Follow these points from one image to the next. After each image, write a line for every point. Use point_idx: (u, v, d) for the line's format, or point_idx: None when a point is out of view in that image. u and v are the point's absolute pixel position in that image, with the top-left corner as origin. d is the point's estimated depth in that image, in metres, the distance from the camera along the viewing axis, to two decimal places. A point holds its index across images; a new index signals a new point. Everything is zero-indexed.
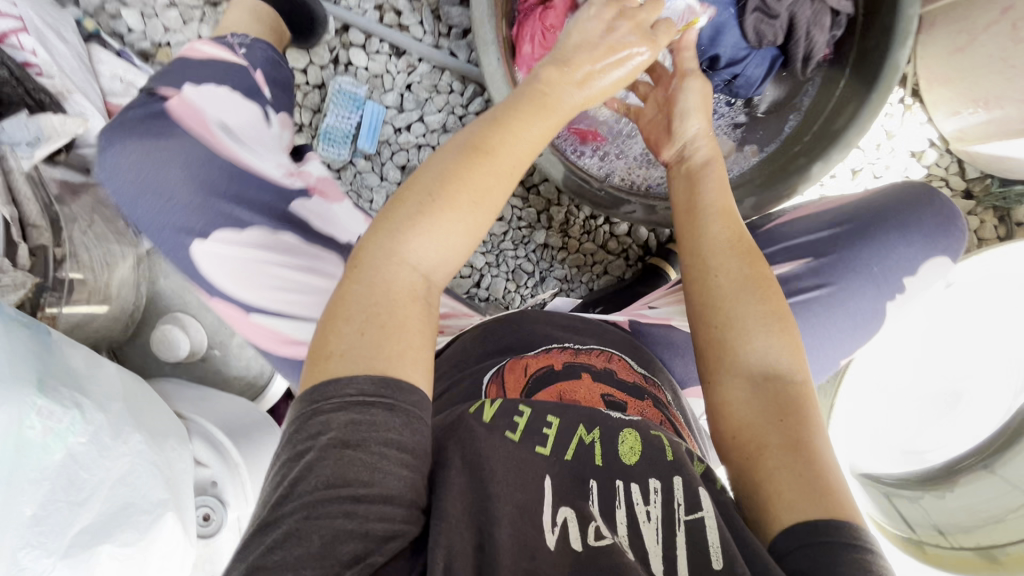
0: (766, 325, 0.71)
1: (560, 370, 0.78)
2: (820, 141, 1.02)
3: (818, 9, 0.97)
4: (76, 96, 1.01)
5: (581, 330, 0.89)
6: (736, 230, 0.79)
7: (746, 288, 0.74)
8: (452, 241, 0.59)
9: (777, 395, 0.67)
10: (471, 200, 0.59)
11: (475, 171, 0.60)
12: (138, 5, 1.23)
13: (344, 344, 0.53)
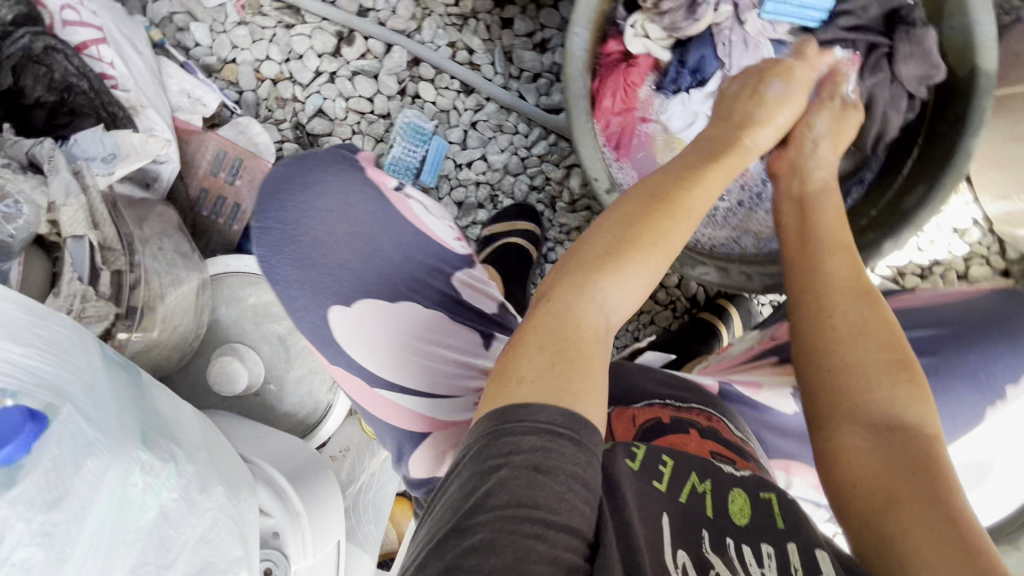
0: (892, 377, 0.67)
1: (668, 424, 0.76)
2: (888, 218, 1.04)
3: (896, 92, 1.00)
4: (149, 111, 0.99)
5: (677, 386, 0.88)
6: (854, 268, 0.76)
7: (866, 331, 0.70)
8: (632, 286, 0.59)
9: (907, 446, 0.62)
10: (652, 243, 0.60)
11: (657, 214, 0.62)
12: (208, 20, 1.21)
13: (525, 377, 0.52)
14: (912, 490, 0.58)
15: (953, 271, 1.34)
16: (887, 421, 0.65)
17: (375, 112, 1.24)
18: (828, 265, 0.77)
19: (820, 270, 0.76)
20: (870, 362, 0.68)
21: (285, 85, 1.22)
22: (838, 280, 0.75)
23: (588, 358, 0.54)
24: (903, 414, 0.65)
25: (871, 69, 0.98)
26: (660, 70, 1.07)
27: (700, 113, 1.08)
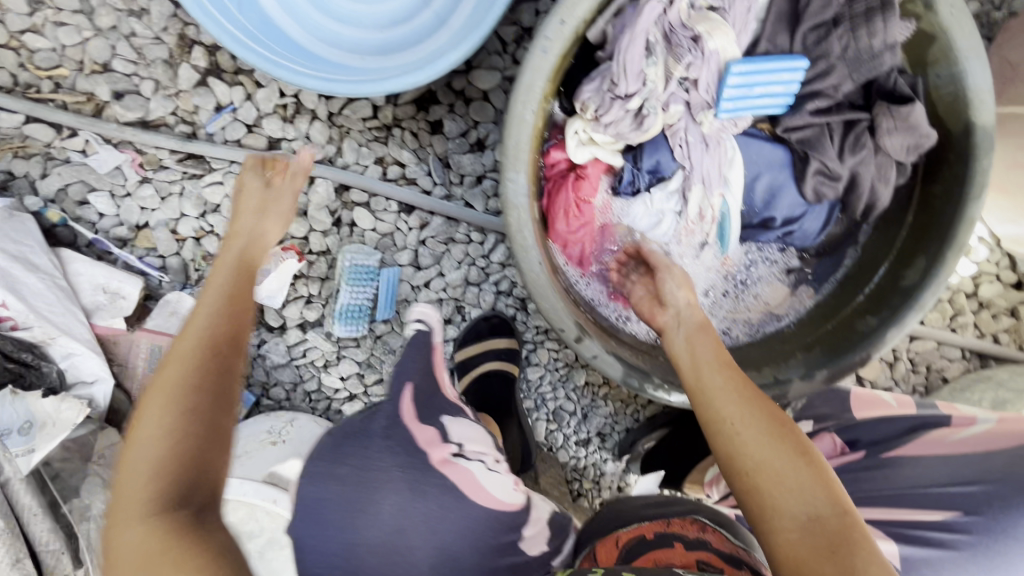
0: (792, 463, 0.65)
1: (652, 540, 0.69)
2: (886, 297, 0.93)
3: (883, 163, 0.87)
4: (62, 340, 0.90)
5: (669, 504, 0.81)
6: (735, 375, 0.75)
7: (763, 436, 0.67)
8: (136, 433, 0.62)
9: (828, 535, 0.60)
10: (160, 397, 0.64)
11: (161, 385, 0.65)
12: (107, 187, 1.08)
13: (142, 533, 0.57)
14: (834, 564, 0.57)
15: (962, 293, 1.25)
16: (806, 508, 0.62)
17: (313, 251, 1.13)
18: (708, 375, 0.75)
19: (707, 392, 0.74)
20: (774, 455, 0.66)
21: (208, 241, 1.11)
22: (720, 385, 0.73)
23: (186, 485, 0.60)
24: (814, 497, 0.63)
25: (853, 146, 0.84)
26: (613, 172, 0.95)
27: (667, 211, 0.95)
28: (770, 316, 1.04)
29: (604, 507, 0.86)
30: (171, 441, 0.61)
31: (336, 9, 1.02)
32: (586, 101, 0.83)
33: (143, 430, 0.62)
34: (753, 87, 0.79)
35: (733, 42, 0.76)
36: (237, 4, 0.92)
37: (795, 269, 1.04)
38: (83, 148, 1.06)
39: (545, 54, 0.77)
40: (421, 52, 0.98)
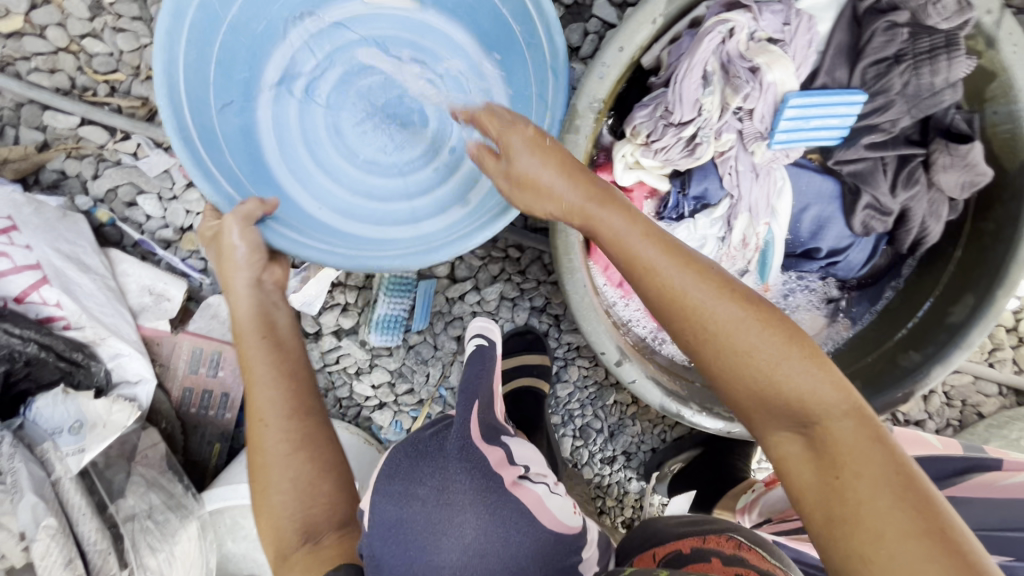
0: (786, 354, 0.55)
1: (689, 555, 0.70)
2: (931, 333, 0.92)
3: (936, 199, 0.86)
4: (111, 340, 0.92)
5: (706, 524, 0.81)
6: (712, 280, 0.59)
7: (756, 337, 0.55)
8: (284, 484, 0.66)
9: (832, 429, 0.52)
10: (261, 465, 0.67)
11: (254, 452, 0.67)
12: (155, 189, 1.10)
13: (289, 539, 0.65)
14: (893, 500, 0.47)
15: (1002, 327, 1.23)
16: (840, 427, 0.51)
17: None
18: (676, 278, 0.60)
19: (678, 310, 0.59)
20: (763, 353, 0.55)
21: None
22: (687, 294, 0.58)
23: (308, 507, 0.66)
24: (826, 403, 0.53)
25: (906, 181, 0.83)
26: (658, 196, 0.94)
27: (710, 237, 0.95)
28: None
29: (639, 527, 0.87)
30: (311, 458, 0.67)
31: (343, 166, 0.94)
32: (637, 127, 0.84)
33: (272, 451, 0.66)
34: (810, 120, 0.79)
35: (791, 75, 0.76)
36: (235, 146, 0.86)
37: (836, 298, 1.04)
38: (135, 151, 1.09)
39: (602, 80, 0.78)
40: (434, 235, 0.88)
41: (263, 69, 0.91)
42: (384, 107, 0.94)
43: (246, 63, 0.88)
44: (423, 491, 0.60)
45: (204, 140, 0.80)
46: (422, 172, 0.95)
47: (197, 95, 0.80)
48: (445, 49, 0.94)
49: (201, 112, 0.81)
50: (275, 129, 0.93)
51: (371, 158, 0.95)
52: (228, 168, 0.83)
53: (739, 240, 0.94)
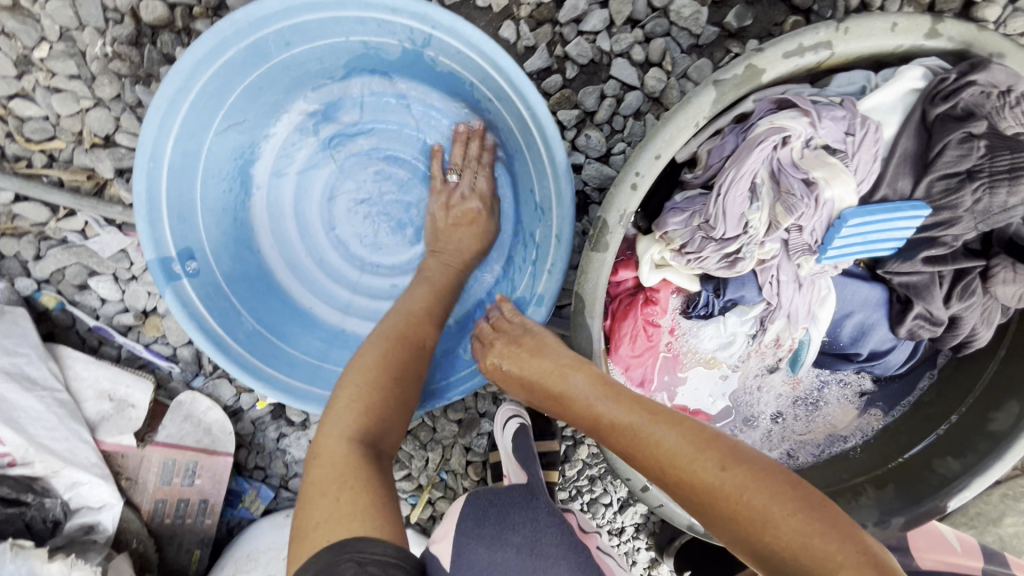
0: (761, 488, 0.57)
1: None
2: (969, 439, 0.86)
3: (991, 307, 0.78)
4: (66, 471, 0.81)
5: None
6: (679, 428, 0.63)
7: (727, 474, 0.58)
8: (359, 401, 0.65)
9: (817, 553, 0.53)
10: (357, 376, 0.67)
11: (361, 369, 0.69)
12: (110, 270, 0.96)
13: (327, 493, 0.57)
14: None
15: None
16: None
17: None
18: (658, 436, 0.63)
19: (649, 460, 0.63)
20: (732, 489, 0.58)
21: None
22: (669, 454, 0.62)
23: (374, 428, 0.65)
24: (830, 557, 0.52)
25: (964, 293, 0.75)
26: (686, 293, 0.85)
27: (739, 335, 0.86)
28: (832, 436, 0.98)
29: None
30: (391, 381, 0.68)
31: (329, 256, 0.97)
32: (670, 232, 0.75)
33: (355, 367, 0.69)
34: (867, 235, 0.69)
35: (851, 190, 0.66)
36: (215, 221, 0.86)
37: (869, 391, 0.97)
38: (83, 229, 0.94)
39: (633, 191, 0.67)
40: None
41: (271, 118, 0.89)
42: (369, 205, 0.96)
43: (260, 117, 0.87)
44: (514, 533, 0.66)
45: (176, 171, 0.78)
46: (375, 281, 0.97)
47: (191, 133, 0.77)
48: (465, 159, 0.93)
49: (186, 149, 0.78)
50: (260, 181, 0.92)
51: (329, 251, 0.97)
52: (183, 202, 0.80)
53: (772, 341, 0.86)
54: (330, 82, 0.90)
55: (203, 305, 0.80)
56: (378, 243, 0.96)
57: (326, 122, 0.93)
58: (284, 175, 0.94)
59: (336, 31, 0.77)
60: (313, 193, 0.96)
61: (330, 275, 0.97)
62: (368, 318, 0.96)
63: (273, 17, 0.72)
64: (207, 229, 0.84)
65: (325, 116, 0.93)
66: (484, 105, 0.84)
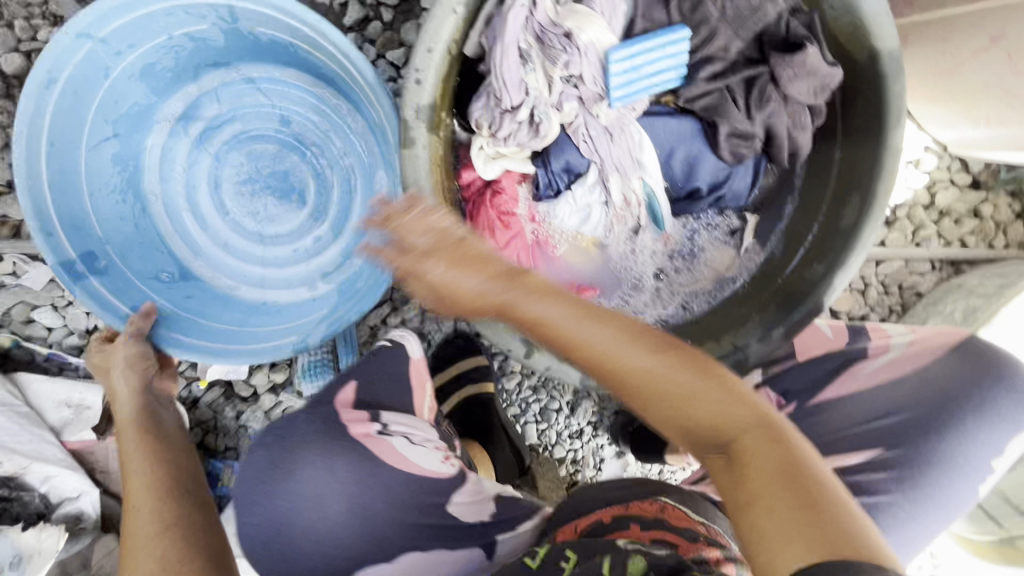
0: (653, 357, 0.59)
1: (609, 523, 0.80)
2: (829, 242, 0.92)
3: (796, 110, 0.84)
4: (35, 468, 0.92)
5: (641, 489, 0.92)
6: (568, 303, 0.65)
7: (619, 341, 0.60)
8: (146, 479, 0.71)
9: (713, 413, 0.56)
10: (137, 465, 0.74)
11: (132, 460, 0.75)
12: (47, 301, 1.08)
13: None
14: (787, 500, 0.49)
15: (918, 206, 1.22)
16: (730, 446, 0.55)
17: None
18: (548, 308, 0.65)
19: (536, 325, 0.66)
20: (624, 356, 0.59)
21: None
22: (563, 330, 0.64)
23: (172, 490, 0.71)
24: (723, 417, 0.55)
25: (762, 100, 0.81)
26: (530, 178, 0.93)
27: (593, 204, 0.93)
28: (721, 280, 1.03)
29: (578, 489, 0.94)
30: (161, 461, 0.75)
31: (235, 240, 1.04)
32: (478, 120, 0.81)
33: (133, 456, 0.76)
34: (639, 68, 0.79)
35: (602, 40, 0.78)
36: (116, 225, 0.95)
37: (740, 229, 1.03)
38: (13, 270, 1.05)
39: (420, 86, 0.75)
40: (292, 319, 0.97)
41: (142, 130, 0.98)
42: (252, 186, 1.03)
43: (128, 126, 0.96)
44: (314, 474, 0.78)
45: (58, 186, 0.86)
46: (279, 251, 1.04)
47: (61, 147, 0.86)
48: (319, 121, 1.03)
49: (62, 165, 0.87)
50: (150, 186, 1.00)
51: (230, 235, 1.04)
52: (74, 215, 0.88)
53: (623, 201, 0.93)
54: (179, 86, 0.99)
55: (114, 297, 0.89)
56: (271, 214, 1.04)
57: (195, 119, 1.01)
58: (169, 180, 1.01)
59: (156, 30, 0.88)
60: (201, 186, 1.03)
61: (238, 257, 1.04)
62: (286, 286, 1.04)
63: (95, 27, 0.82)
64: (106, 233, 0.93)
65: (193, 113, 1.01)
66: (313, 63, 0.94)
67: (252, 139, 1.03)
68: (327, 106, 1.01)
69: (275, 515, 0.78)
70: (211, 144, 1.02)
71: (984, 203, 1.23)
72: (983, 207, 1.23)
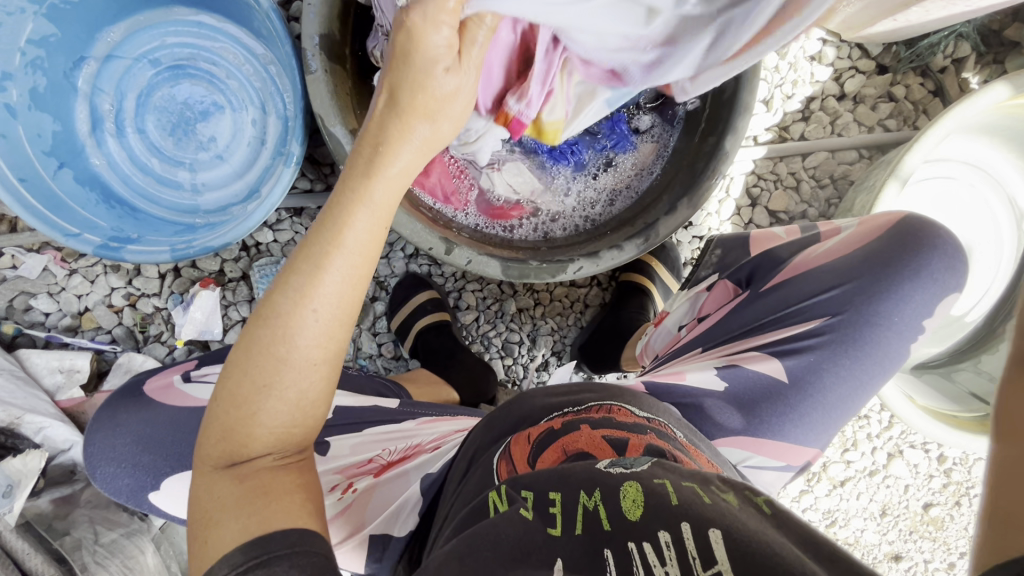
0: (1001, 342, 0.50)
1: (560, 430, 0.75)
2: (719, 113, 0.97)
3: None
4: (29, 417, 1.01)
5: (577, 391, 0.87)
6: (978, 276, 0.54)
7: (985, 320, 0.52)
8: (263, 404, 0.58)
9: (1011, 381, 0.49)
10: (260, 387, 0.57)
11: (263, 350, 0.57)
12: (43, 288, 1.21)
13: (281, 371, 0.57)
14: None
15: (830, 97, 1.28)
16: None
17: (230, 278, 1.23)
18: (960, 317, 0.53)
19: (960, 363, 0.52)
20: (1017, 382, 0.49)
21: (141, 302, 1.22)
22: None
23: (275, 427, 0.59)
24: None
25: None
26: None
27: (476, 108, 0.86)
28: (642, 172, 1.10)
29: (504, 404, 0.88)
30: (281, 387, 0.57)
31: (177, 175, 1.16)
32: (375, 53, 0.95)
33: (264, 355, 0.57)
34: None
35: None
36: (51, 209, 1.00)
37: (649, 125, 1.09)
38: (12, 263, 1.20)
39: (314, 18, 0.88)
40: (257, 197, 1.12)
41: (44, 126, 1.05)
42: (184, 123, 1.15)
43: (66, 153, 1.09)
44: (126, 414, 0.88)
45: (44, 203, 0.99)
46: (182, 126, 1.15)
47: (13, 160, 0.98)
48: (187, 44, 1.14)
49: (43, 193, 1.01)
50: (50, 181, 1.03)
51: (179, 174, 1.16)
52: (79, 222, 1.02)
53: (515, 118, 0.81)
54: (69, 77, 1.09)
55: (97, 228, 1.04)
56: (198, 142, 1.16)
57: (100, 93, 1.13)
58: (124, 155, 1.15)
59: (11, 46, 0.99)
60: (143, 156, 1.15)
61: (148, 144, 1.15)
62: (208, 159, 1.16)
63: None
64: (90, 213, 1.06)
65: (98, 88, 1.12)
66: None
67: (150, 93, 1.14)
68: (191, 26, 1.14)
69: (132, 434, 0.86)
70: (168, 110, 1.15)
71: (895, 85, 1.28)
72: (895, 89, 1.29)
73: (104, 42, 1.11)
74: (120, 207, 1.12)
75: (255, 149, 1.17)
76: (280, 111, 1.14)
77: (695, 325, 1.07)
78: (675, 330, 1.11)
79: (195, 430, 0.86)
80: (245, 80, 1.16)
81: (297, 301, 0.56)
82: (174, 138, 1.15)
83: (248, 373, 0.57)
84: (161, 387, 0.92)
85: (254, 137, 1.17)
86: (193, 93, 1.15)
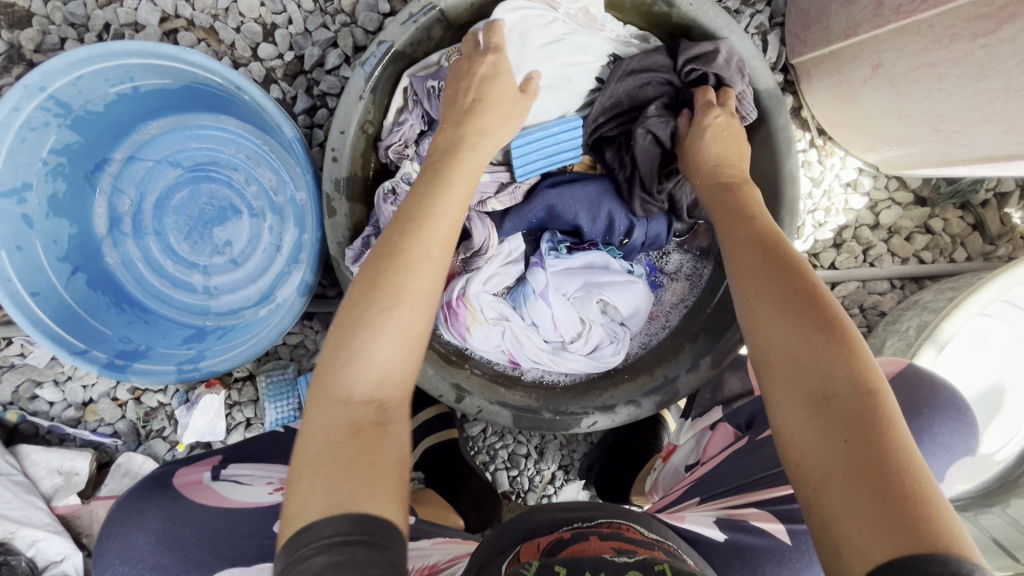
0: (784, 299, 0.61)
1: (568, 539, 0.69)
2: None
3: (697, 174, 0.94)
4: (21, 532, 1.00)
5: (587, 507, 0.81)
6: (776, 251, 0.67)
7: (789, 291, 0.62)
8: (396, 341, 0.59)
9: (833, 404, 0.54)
10: (357, 337, 0.58)
11: (357, 306, 0.60)
12: (50, 377, 1.20)
13: (393, 319, 0.59)
14: (860, 494, 0.49)
15: (863, 226, 1.23)
16: (802, 439, 0.54)
17: (236, 378, 1.20)
18: (758, 272, 0.65)
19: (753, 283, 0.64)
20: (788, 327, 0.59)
21: (145, 397, 1.20)
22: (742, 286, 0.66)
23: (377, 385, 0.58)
24: (828, 384, 0.55)
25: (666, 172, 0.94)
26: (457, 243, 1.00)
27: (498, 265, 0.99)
28: (673, 307, 1.05)
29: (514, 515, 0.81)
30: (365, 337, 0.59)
31: (193, 277, 1.15)
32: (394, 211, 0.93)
33: (353, 307, 0.60)
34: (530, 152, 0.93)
35: None
36: (63, 323, 0.99)
37: (677, 261, 1.07)
38: (21, 351, 1.19)
39: (335, 161, 0.87)
40: (270, 309, 1.10)
41: (60, 231, 1.04)
42: (201, 227, 1.14)
43: (81, 255, 1.07)
44: (153, 509, 0.77)
45: (55, 318, 0.98)
46: (201, 229, 1.14)
47: (28, 274, 0.97)
48: (211, 145, 1.13)
49: (54, 304, 1.00)
50: (63, 289, 1.02)
51: (194, 276, 1.15)
52: (89, 335, 1.01)
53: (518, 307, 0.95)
54: (89, 179, 1.08)
55: (108, 340, 1.03)
56: (216, 245, 1.14)
57: (120, 193, 1.12)
58: (140, 256, 1.14)
59: (31, 158, 0.98)
60: (160, 256, 1.14)
61: (166, 246, 1.14)
62: (223, 263, 1.15)
63: (19, 173, 0.97)
64: (99, 320, 1.05)
65: (118, 188, 1.11)
66: (186, 102, 1.08)
67: (170, 194, 1.13)
68: (215, 128, 1.12)
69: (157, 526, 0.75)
70: (187, 212, 1.13)
71: (932, 218, 1.23)
72: (932, 222, 1.24)
73: (127, 144, 1.10)
74: (131, 310, 1.11)
75: (271, 255, 1.15)
76: (296, 220, 1.12)
77: (699, 466, 1.01)
78: (682, 471, 1.05)
79: (226, 532, 0.76)
80: (264, 186, 1.14)
81: (389, 275, 0.60)
82: (194, 239, 1.14)
83: (336, 333, 0.59)
84: (189, 482, 0.84)
85: (271, 243, 1.15)
86: (213, 196, 1.13)
